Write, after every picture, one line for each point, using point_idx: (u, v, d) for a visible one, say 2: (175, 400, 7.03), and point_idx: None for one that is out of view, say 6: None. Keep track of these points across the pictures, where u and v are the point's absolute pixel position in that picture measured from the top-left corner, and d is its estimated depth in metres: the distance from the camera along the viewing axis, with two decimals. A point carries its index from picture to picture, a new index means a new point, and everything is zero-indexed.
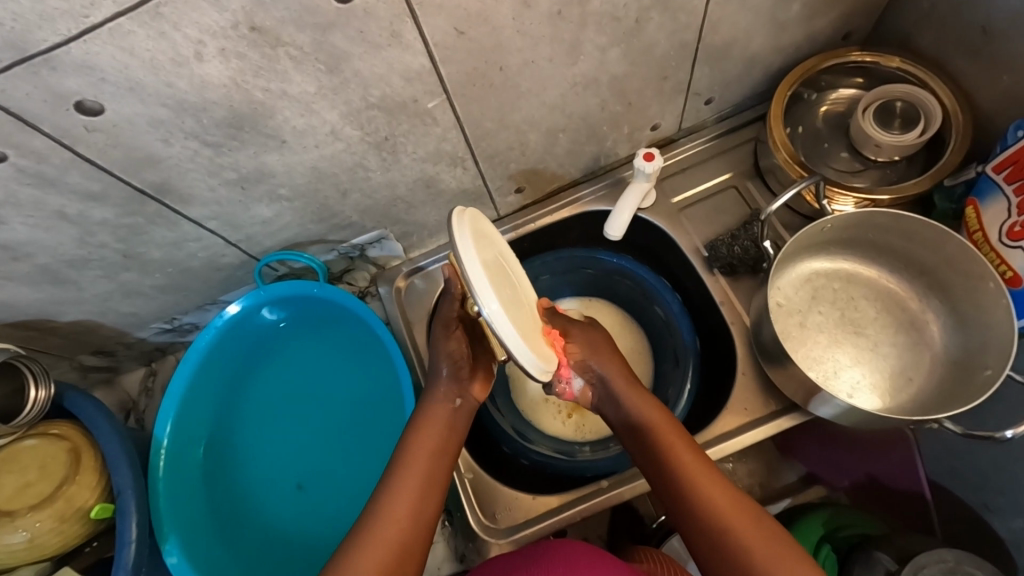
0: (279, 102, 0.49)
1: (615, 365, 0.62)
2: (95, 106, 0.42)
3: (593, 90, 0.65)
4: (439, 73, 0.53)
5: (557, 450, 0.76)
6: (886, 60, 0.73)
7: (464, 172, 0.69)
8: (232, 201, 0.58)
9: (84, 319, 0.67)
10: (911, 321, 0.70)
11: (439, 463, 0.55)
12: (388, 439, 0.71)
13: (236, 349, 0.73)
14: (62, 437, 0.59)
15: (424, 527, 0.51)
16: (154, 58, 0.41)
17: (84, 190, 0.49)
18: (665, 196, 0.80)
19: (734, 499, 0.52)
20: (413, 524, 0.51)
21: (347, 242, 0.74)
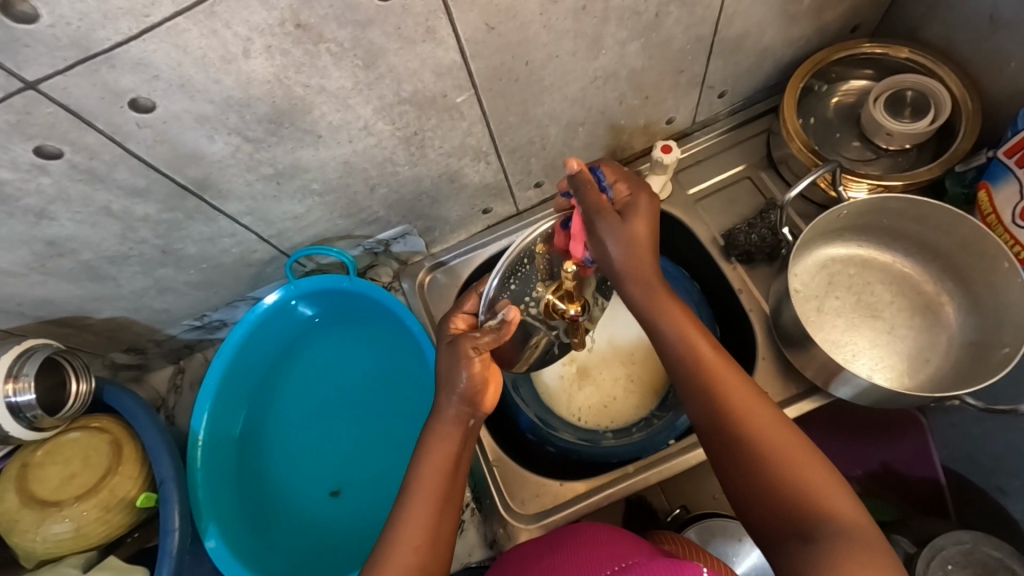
0: (317, 98, 0.50)
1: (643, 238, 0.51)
2: (146, 103, 0.44)
3: (613, 84, 0.67)
4: (468, 68, 0.55)
5: (581, 437, 0.76)
6: (895, 51, 0.75)
7: (487, 167, 0.71)
8: (267, 196, 0.59)
9: (120, 316, 0.69)
10: (928, 303, 0.72)
11: (460, 476, 0.51)
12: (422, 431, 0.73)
13: (268, 341, 0.75)
14: (103, 430, 0.61)
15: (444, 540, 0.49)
16: (205, 55, 0.42)
17: (130, 186, 0.51)
18: (681, 188, 0.82)
19: (762, 408, 0.48)
20: (430, 539, 0.48)
21: (372, 237, 0.75)
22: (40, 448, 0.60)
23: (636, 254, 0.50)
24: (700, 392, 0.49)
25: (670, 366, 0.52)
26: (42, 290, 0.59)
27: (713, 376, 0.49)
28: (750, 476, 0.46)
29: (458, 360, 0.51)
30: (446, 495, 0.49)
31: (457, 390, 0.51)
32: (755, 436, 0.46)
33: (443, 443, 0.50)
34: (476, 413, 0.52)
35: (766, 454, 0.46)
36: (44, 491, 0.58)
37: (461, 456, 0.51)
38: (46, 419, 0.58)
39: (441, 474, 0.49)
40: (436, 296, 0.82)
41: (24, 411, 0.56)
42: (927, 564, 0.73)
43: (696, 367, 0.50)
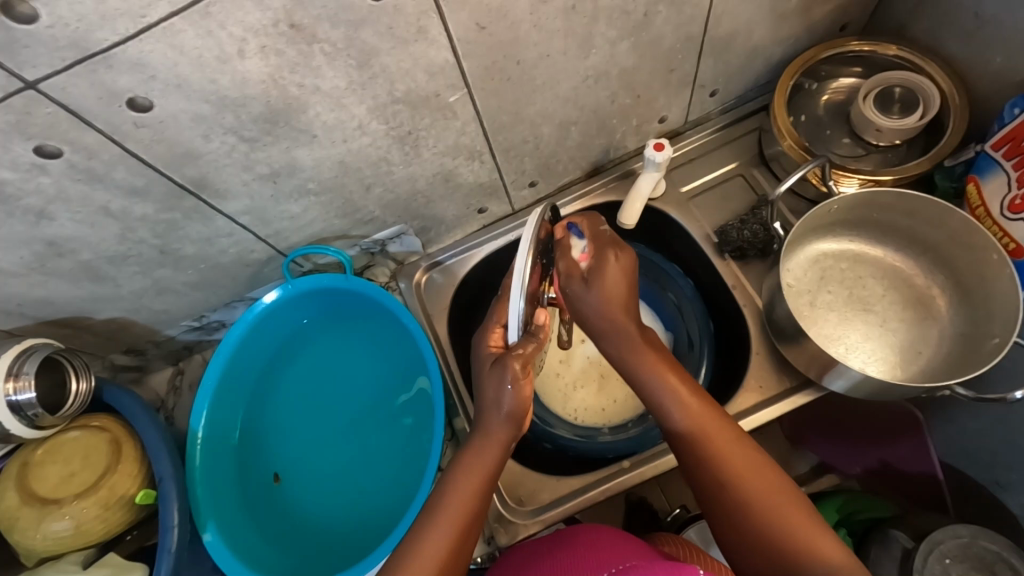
0: (311, 98, 0.51)
1: (614, 291, 0.53)
2: (144, 102, 0.45)
3: (604, 83, 0.68)
4: (460, 67, 0.56)
5: (577, 433, 0.77)
6: (883, 48, 0.76)
7: (481, 166, 0.72)
8: (263, 196, 0.60)
9: (120, 316, 0.70)
10: (920, 296, 0.72)
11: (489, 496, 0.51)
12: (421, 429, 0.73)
13: (269, 339, 0.75)
14: (103, 430, 0.62)
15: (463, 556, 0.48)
16: (201, 55, 0.43)
17: (129, 185, 0.52)
18: (674, 186, 0.83)
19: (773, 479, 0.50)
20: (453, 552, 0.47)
21: (369, 237, 0.76)
22: (39, 447, 0.61)
23: (616, 291, 0.53)
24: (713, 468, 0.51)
25: (668, 434, 0.54)
26: (42, 291, 0.60)
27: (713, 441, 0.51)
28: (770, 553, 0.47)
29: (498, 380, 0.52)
30: (473, 512, 0.49)
31: (504, 408, 0.52)
32: (770, 510, 0.48)
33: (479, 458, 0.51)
34: (523, 430, 0.54)
35: (781, 526, 0.47)
36: (44, 489, 0.59)
37: (492, 474, 0.51)
38: (47, 417, 0.58)
39: (474, 491, 0.50)
40: (433, 296, 0.83)
41: (26, 409, 0.57)
42: (924, 560, 0.74)
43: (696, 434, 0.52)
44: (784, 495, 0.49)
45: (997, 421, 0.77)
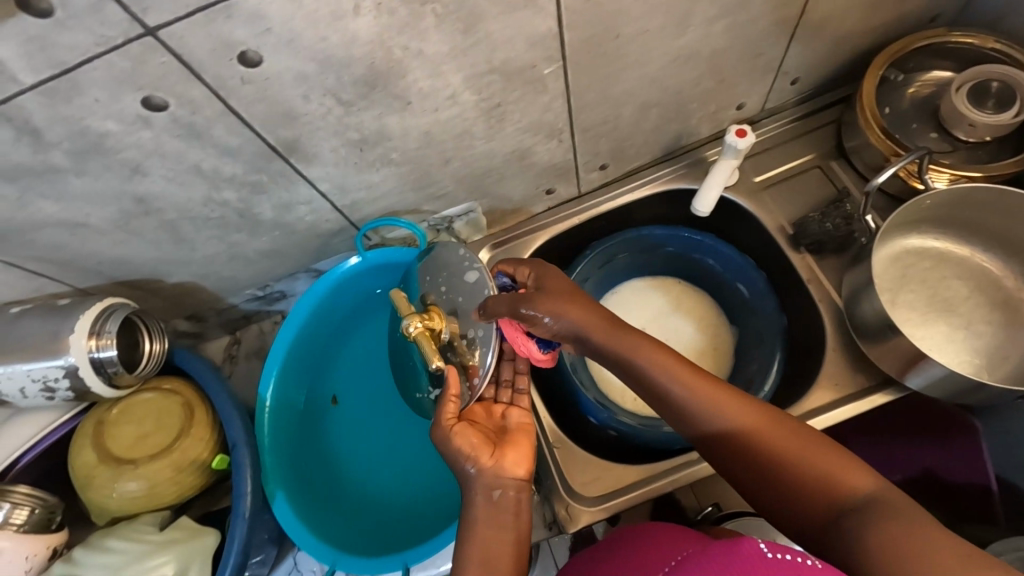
0: (413, 62, 0.50)
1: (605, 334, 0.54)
2: (254, 57, 0.44)
3: (692, 63, 0.67)
4: (560, 39, 0.54)
5: (643, 422, 0.73)
6: (981, 40, 0.73)
7: (557, 145, 0.71)
8: (348, 163, 0.59)
9: (190, 281, 0.69)
10: (1006, 299, 0.70)
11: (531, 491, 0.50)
12: None
13: (338, 307, 0.74)
14: (175, 394, 0.62)
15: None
16: (318, 10, 0.42)
17: (224, 144, 0.51)
18: (746, 176, 0.81)
19: (753, 413, 0.48)
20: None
21: (437, 214, 0.75)
22: (111, 407, 0.60)
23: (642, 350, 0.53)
24: (739, 439, 0.48)
25: (657, 400, 0.53)
26: (125, 249, 0.59)
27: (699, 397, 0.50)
28: (771, 487, 0.46)
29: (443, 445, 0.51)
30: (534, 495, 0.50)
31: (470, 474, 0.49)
32: (803, 465, 0.45)
33: (476, 522, 0.47)
34: (501, 480, 0.49)
35: (817, 477, 0.44)
36: (117, 450, 0.58)
37: (505, 537, 0.47)
38: (126, 376, 0.58)
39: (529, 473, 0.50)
40: None
41: (107, 367, 0.56)
42: None
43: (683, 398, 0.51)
44: (805, 441, 0.46)
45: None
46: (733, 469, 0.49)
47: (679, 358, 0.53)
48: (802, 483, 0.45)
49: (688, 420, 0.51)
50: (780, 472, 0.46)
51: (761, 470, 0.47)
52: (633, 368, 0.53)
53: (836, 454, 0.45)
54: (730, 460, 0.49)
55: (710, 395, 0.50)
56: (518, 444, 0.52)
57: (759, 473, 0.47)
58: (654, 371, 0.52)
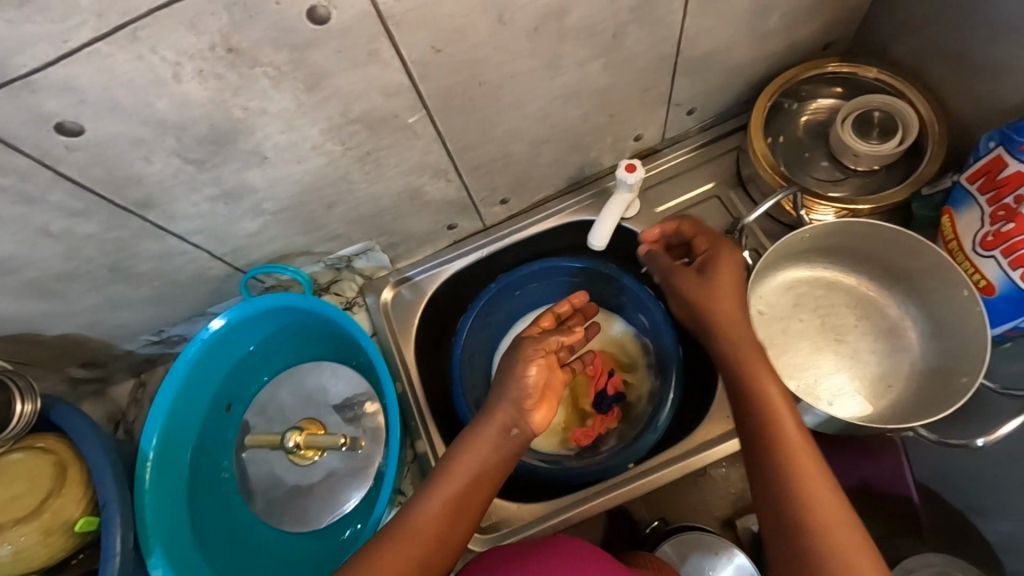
0: (259, 120, 0.49)
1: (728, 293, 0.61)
2: (74, 126, 0.43)
3: (575, 102, 0.66)
4: (418, 89, 0.54)
5: (542, 460, 0.75)
6: (863, 70, 0.75)
7: (448, 184, 0.70)
8: (216, 215, 0.58)
9: (73, 332, 0.68)
10: (891, 327, 0.71)
11: (470, 502, 0.54)
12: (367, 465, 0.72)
13: (228, 355, 0.72)
14: (49, 451, 0.60)
15: (452, 541, 0.53)
16: (133, 79, 0.42)
17: (68, 207, 0.50)
18: (648, 206, 0.81)
19: (820, 476, 0.51)
20: (440, 535, 0.52)
21: (334, 254, 0.75)
22: None
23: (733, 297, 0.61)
24: (783, 481, 0.51)
25: (748, 415, 0.55)
26: None
27: (773, 426, 0.54)
28: (795, 548, 0.49)
29: (518, 361, 0.60)
30: (464, 502, 0.54)
31: (511, 394, 0.58)
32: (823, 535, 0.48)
33: (475, 447, 0.56)
34: (523, 423, 0.57)
35: (827, 554, 0.48)
36: None
37: (491, 466, 0.56)
38: None
39: (463, 486, 0.54)
40: (401, 313, 0.81)
41: None
42: None
43: (772, 416, 0.54)
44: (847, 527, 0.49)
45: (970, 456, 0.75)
46: (764, 507, 0.53)
47: (782, 389, 0.56)
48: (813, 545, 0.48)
49: (759, 445, 0.54)
50: (792, 518, 0.50)
51: (784, 517, 0.51)
52: (751, 386, 0.56)
53: (868, 555, 0.47)
54: (762, 492, 0.53)
55: (789, 425, 0.53)
56: (547, 411, 0.60)
57: (781, 520, 0.51)
58: (766, 395, 0.55)
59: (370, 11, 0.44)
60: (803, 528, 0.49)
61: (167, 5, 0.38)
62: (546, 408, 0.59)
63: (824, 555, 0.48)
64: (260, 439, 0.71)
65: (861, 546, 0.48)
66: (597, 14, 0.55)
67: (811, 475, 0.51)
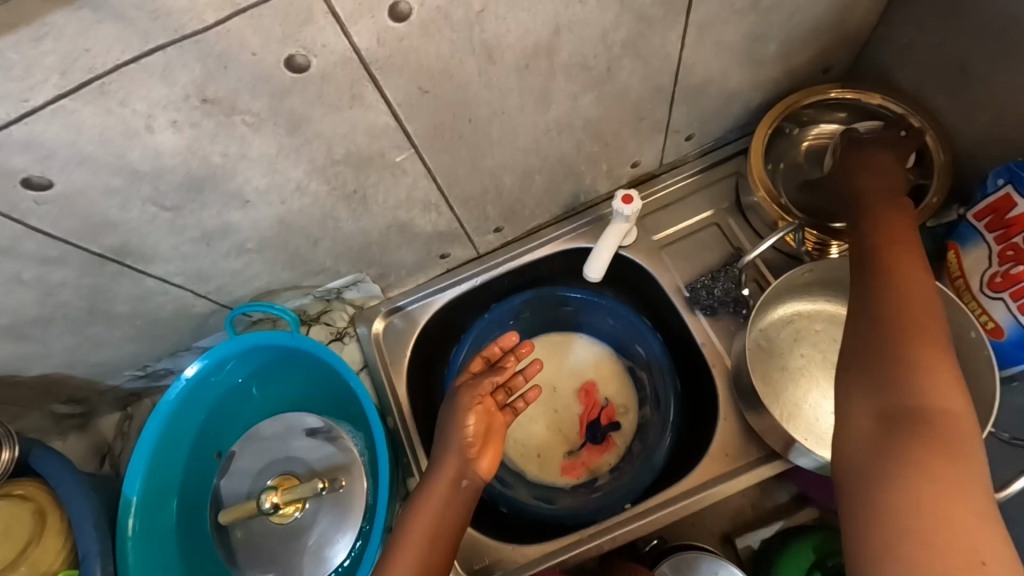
0: (238, 165, 0.48)
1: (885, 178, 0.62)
2: (42, 180, 0.41)
3: (568, 134, 0.64)
4: (404, 129, 0.52)
5: (537, 495, 0.75)
6: (867, 96, 0.73)
7: (439, 217, 0.69)
8: (197, 257, 0.57)
9: (54, 371, 0.66)
10: None
11: (437, 548, 0.56)
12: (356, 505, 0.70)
13: (213, 393, 0.70)
14: (27, 499, 0.58)
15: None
16: (102, 133, 0.40)
17: (40, 256, 0.48)
18: (645, 233, 0.79)
19: (949, 378, 0.45)
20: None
21: (322, 286, 0.73)
22: None
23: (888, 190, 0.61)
24: (889, 315, 0.50)
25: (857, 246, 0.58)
26: None
27: (906, 302, 0.50)
28: (881, 378, 0.47)
29: (457, 413, 0.63)
30: (430, 552, 0.55)
31: (455, 445, 0.61)
32: (917, 374, 0.46)
33: (432, 496, 0.58)
34: (469, 472, 0.60)
35: (914, 382, 0.45)
36: None
37: (448, 516, 0.57)
38: None
39: (427, 534, 0.56)
40: (393, 343, 0.79)
41: None
42: None
43: (896, 291, 0.51)
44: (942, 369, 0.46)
45: None
46: (853, 344, 0.51)
47: (921, 283, 0.52)
48: (898, 381, 0.46)
49: (864, 295, 0.53)
50: (883, 365, 0.47)
51: (875, 365, 0.48)
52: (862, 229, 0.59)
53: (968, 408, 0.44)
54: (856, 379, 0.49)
55: (925, 342, 0.47)
56: (492, 455, 0.62)
57: (868, 366, 0.48)
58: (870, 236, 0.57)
59: (352, 56, 0.42)
60: (901, 404, 0.45)
61: (134, 59, 0.36)
62: (490, 453, 0.62)
63: (911, 390, 0.45)
64: (234, 512, 0.66)
65: (956, 384, 0.45)
66: (589, 49, 0.53)
67: (933, 386, 0.45)
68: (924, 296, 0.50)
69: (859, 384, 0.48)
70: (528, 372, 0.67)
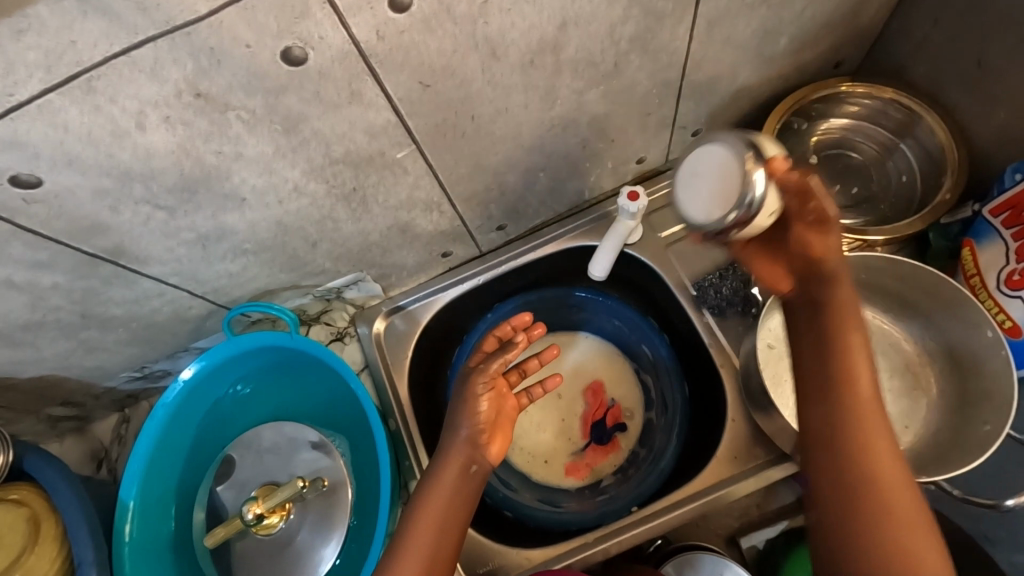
0: (234, 164, 0.46)
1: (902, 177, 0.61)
2: (30, 179, 0.40)
3: (573, 131, 0.63)
4: (406, 126, 0.50)
5: (542, 499, 0.74)
6: (878, 90, 0.70)
7: (441, 216, 0.67)
8: (192, 258, 0.55)
9: (47, 375, 0.64)
10: (908, 364, 0.67)
11: (445, 539, 0.55)
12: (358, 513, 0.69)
13: (209, 397, 0.69)
14: (22, 504, 0.57)
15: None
16: (91, 131, 0.38)
17: (30, 259, 0.46)
18: (651, 231, 0.78)
19: (900, 477, 0.46)
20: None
21: (322, 286, 0.71)
22: None
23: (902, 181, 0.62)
24: (826, 370, 0.49)
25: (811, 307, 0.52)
26: None
27: (847, 389, 0.48)
28: (843, 481, 0.47)
29: (467, 400, 0.61)
30: (441, 540, 0.55)
31: (465, 431, 0.60)
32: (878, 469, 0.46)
33: (440, 485, 0.57)
34: (479, 457, 0.59)
35: (875, 480, 0.46)
36: None
37: (456, 504, 0.57)
38: None
39: (436, 523, 0.56)
40: (394, 344, 0.78)
41: None
42: None
43: (842, 377, 0.49)
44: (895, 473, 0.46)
45: None
46: (819, 462, 0.49)
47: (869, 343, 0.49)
48: (857, 480, 0.46)
49: (825, 393, 0.49)
50: (842, 450, 0.47)
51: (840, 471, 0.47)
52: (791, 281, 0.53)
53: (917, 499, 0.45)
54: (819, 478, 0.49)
55: (877, 425, 0.47)
56: (501, 440, 0.61)
57: (837, 479, 0.47)
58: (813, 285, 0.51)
59: (350, 50, 0.41)
60: (848, 482, 0.47)
61: (124, 52, 0.34)
62: (501, 439, 0.61)
63: (875, 511, 0.45)
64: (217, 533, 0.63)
65: (906, 487, 0.46)
66: (596, 43, 0.51)
67: (889, 483, 0.46)
68: (867, 372, 0.48)
69: (823, 461, 0.49)
70: (542, 356, 0.65)
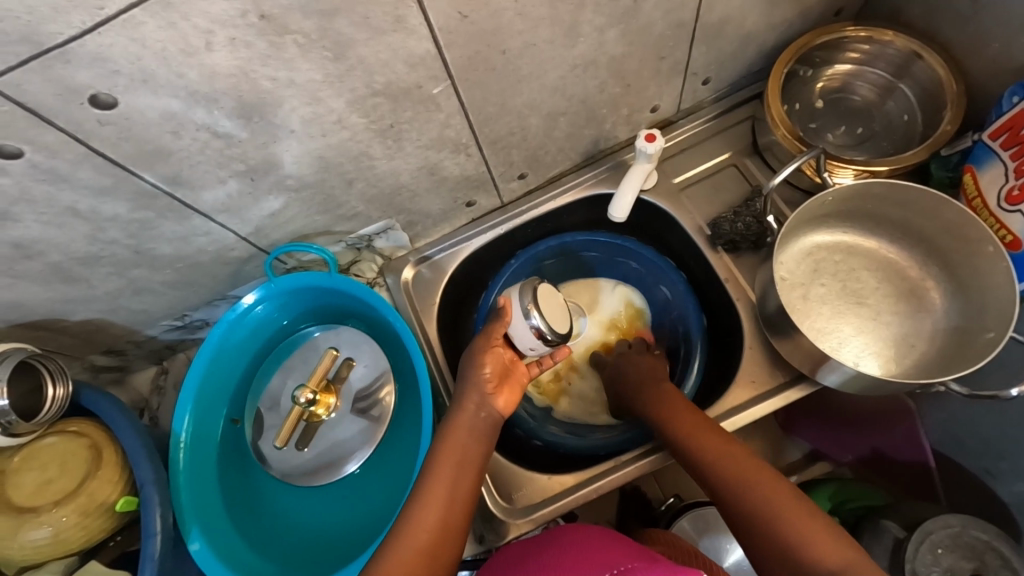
0: (286, 91, 0.49)
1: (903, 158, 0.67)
2: (106, 99, 0.43)
3: (592, 72, 0.66)
4: (442, 58, 0.53)
5: (570, 431, 0.78)
6: (878, 33, 0.73)
7: (467, 159, 0.70)
8: (240, 193, 0.58)
9: (96, 318, 0.67)
10: (913, 289, 0.71)
11: (464, 473, 0.56)
12: (401, 446, 0.73)
13: (253, 340, 0.75)
14: (82, 434, 0.60)
15: (452, 534, 0.53)
16: (164, 48, 0.41)
17: (96, 185, 0.50)
18: (666, 177, 0.81)
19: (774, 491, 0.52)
20: (439, 536, 0.52)
21: (353, 233, 0.74)
22: (16, 453, 0.59)
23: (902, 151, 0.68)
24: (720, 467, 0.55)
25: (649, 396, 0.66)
26: (12, 294, 0.58)
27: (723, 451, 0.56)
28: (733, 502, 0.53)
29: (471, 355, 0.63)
30: (458, 481, 0.55)
31: (474, 381, 0.61)
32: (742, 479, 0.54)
33: (454, 437, 0.58)
34: (487, 406, 0.60)
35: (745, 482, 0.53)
36: (21, 497, 0.57)
37: (474, 443, 0.58)
38: (23, 424, 0.57)
39: (455, 471, 0.56)
40: (422, 291, 0.81)
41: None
42: (915, 550, 0.69)
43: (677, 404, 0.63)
44: (776, 488, 0.52)
45: (980, 423, 0.75)
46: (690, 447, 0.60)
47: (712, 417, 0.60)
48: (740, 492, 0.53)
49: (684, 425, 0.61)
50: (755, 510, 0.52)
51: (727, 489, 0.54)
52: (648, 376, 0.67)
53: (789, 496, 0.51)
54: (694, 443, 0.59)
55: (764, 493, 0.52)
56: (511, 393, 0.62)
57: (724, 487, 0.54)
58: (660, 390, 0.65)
59: None
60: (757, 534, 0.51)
61: None
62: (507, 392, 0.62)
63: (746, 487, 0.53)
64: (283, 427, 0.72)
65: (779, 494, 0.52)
66: None
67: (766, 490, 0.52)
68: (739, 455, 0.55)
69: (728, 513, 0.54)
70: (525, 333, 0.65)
